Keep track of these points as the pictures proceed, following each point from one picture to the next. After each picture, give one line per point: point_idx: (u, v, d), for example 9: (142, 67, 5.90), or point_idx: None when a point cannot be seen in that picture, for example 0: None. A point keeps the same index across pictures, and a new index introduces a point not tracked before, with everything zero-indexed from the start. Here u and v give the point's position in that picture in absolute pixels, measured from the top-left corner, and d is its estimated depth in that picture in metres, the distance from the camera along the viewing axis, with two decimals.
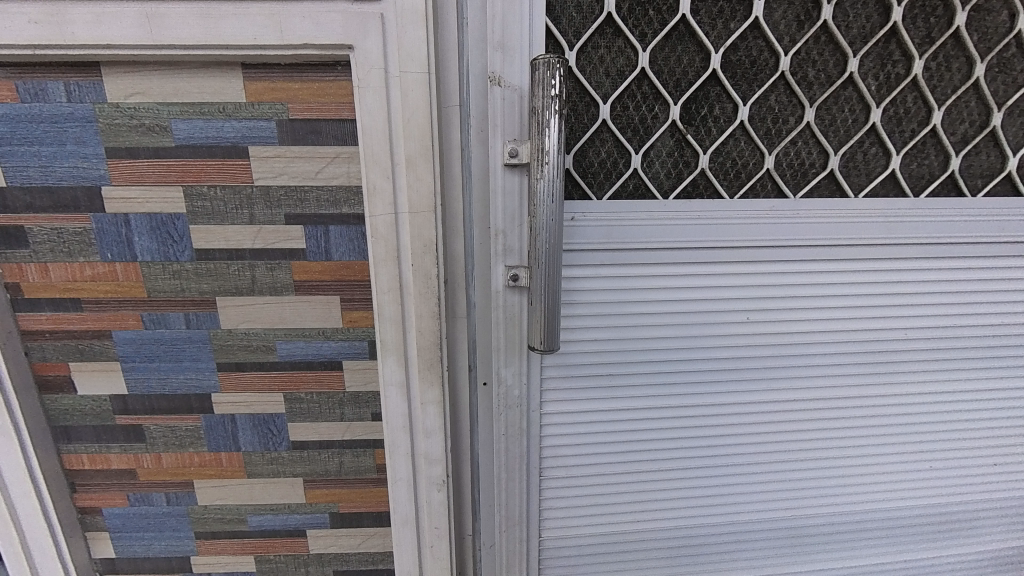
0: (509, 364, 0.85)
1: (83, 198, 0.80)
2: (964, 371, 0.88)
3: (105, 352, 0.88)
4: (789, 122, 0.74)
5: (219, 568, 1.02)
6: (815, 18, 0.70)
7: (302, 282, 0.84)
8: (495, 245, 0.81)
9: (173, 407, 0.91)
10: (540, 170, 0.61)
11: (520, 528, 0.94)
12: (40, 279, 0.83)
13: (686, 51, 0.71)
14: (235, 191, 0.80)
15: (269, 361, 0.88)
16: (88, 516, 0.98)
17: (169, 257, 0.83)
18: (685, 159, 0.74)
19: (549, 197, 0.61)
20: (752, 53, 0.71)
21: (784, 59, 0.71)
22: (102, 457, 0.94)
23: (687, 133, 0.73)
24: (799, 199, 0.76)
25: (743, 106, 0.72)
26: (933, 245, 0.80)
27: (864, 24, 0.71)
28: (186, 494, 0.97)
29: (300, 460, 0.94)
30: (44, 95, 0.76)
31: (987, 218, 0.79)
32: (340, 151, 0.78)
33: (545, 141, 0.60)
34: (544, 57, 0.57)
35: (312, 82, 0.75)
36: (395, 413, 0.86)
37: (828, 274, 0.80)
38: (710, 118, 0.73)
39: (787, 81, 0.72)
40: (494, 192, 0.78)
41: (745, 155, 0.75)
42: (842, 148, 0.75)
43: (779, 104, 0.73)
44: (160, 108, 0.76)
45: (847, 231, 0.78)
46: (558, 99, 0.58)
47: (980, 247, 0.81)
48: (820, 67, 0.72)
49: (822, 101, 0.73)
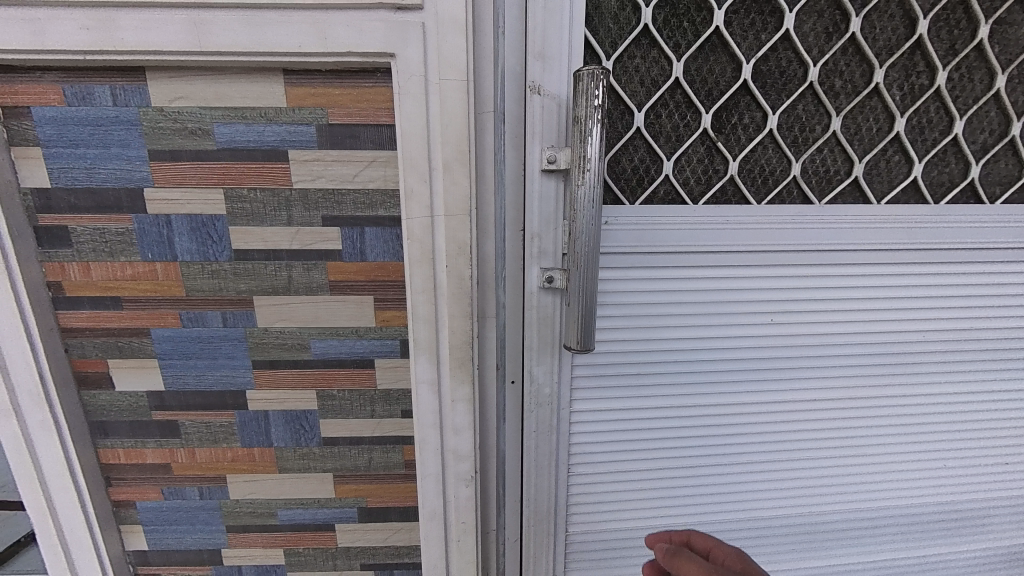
0: (542, 363, 0.89)
1: (126, 200, 0.82)
2: (978, 373, 0.91)
3: (143, 349, 0.90)
4: (815, 131, 0.76)
5: (249, 560, 1.04)
6: (843, 30, 0.73)
7: (337, 282, 0.86)
8: (531, 248, 0.84)
9: (208, 402, 0.93)
10: (581, 177, 0.63)
11: (546, 522, 0.97)
12: (81, 277, 0.86)
13: (717, 61, 0.73)
14: (274, 193, 0.82)
15: (303, 359, 0.91)
16: (122, 509, 1.01)
17: (208, 256, 0.85)
18: (714, 166, 0.77)
19: (589, 203, 0.64)
20: (782, 64, 0.74)
21: (812, 69, 0.73)
22: (137, 451, 0.96)
23: (718, 141, 0.76)
24: (824, 205, 0.78)
25: (772, 114, 0.75)
26: (953, 251, 0.82)
27: (890, 36, 0.73)
28: (218, 488, 0.99)
29: (330, 456, 0.97)
30: (90, 99, 0.78)
31: (1005, 224, 0.81)
32: (377, 155, 0.80)
33: (586, 149, 0.62)
34: (588, 69, 0.59)
35: (351, 88, 0.77)
36: (426, 410, 0.89)
37: (852, 278, 0.83)
38: (741, 128, 0.75)
39: (815, 91, 0.75)
40: (530, 195, 0.82)
41: (773, 162, 0.77)
42: (866, 156, 0.77)
43: (806, 114, 0.76)
44: (204, 112, 0.79)
45: (871, 235, 0.80)
46: (600, 108, 0.60)
47: (997, 252, 0.83)
48: (846, 78, 0.75)
49: (848, 111, 0.76)
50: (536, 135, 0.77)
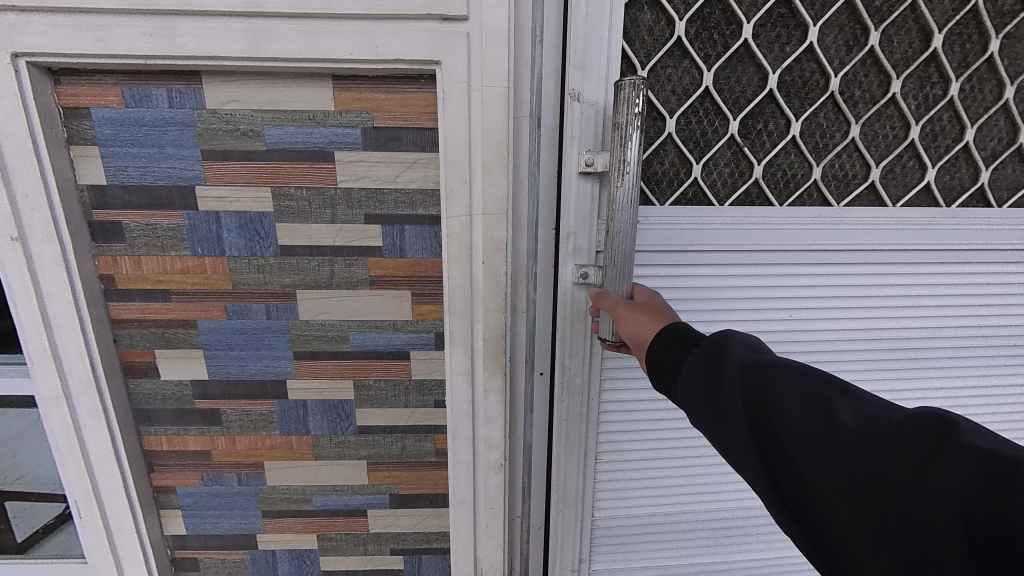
0: (574, 356, 0.93)
1: (178, 197, 0.86)
2: (983, 367, 0.96)
3: (189, 340, 0.94)
4: (834, 137, 0.81)
5: (283, 545, 1.08)
6: (863, 43, 0.77)
7: (377, 278, 0.91)
8: (566, 246, 0.88)
9: (249, 392, 0.97)
10: (619, 179, 0.68)
11: (575, 508, 1.01)
12: (133, 270, 0.90)
13: (745, 71, 0.78)
14: (320, 192, 0.86)
15: (341, 350, 0.95)
16: (162, 495, 1.05)
17: (255, 252, 0.89)
18: (740, 169, 0.82)
19: (627, 203, 0.69)
20: (805, 74, 0.78)
21: (834, 79, 0.78)
22: (179, 438, 1.00)
23: (744, 146, 0.80)
24: (842, 207, 0.83)
25: (795, 121, 0.79)
26: (965, 252, 0.87)
27: (907, 49, 0.78)
28: (256, 475, 1.03)
29: (365, 444, 1.01)
30: (148, 101, 0.82)
31: (1013, 227, 0.86)
32: (419, 156, 0.85)
33: (626, 153, 0.66)
34: (630, 79, 0.64)
35: (396, 93, 0.82)
36: (459, 400, 0.93)
37: (868, 277, 0.87)
38: (765, 133, 0.80)
39: (835, 101, 0.79)
40: (568, 197, 0.86)
41: (795, 166, 0.82)
42: (882, 161, 0.82)
43: (827, 121, 0.80)
44: (255, 114, 0.83)
45: (886, 235, 0.84)
46: (639, 116, 0.65)
47: (1006, 254, 0.88)
48: (865, 88, 0.79)
49: (867, 118, 0.80)
50: (575, 139, 0.81)
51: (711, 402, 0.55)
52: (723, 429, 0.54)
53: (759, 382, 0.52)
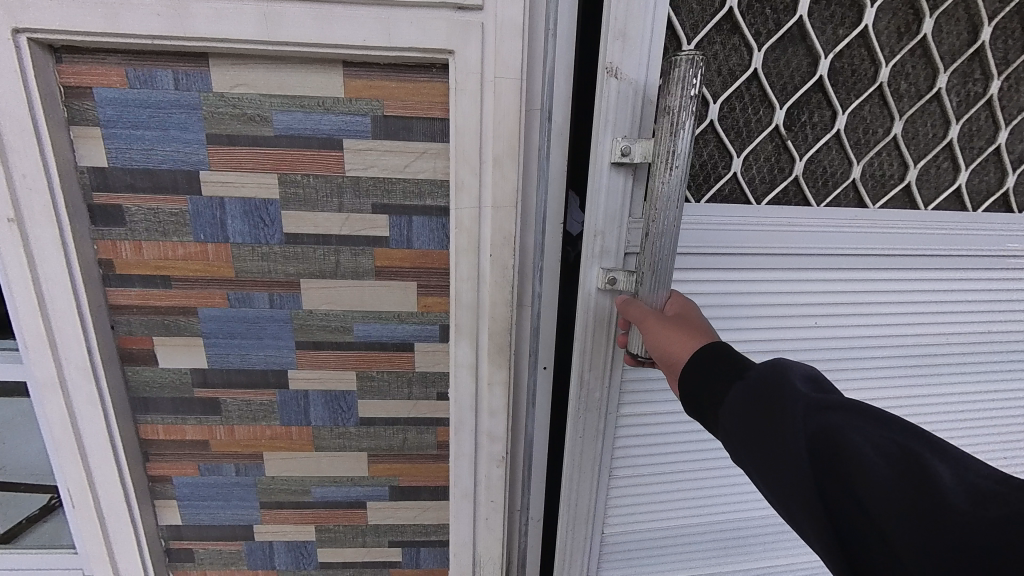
0: (595, 354, 0.92)
1: (182, 182, 0.85)
2: (957, 365, 1.03)
3: (189, 328, 0.92)
4: (877, 134, 0.86)
5: (281, 536, 1.08)
6: (915, 32, 0.81)
7: (383, 268, 0.90)
8: (594, 246, 0.87)
9: (250, 381, 0.96)
10: (666, 172, 0.69)
11: (589, 505, 1.02)
12: (133, 255, 0.88)
13: (796, 54, 0.81)
14: (327, 180, 0.85)
15: (345, 341, 0.94)
16: (158, 485, 1.03)
17: (259, 239, 0.88)
18: (781, 164, 0.86)
19: (671, 196, 0.69)
20: (854, 62, 0.81)
21: (882, 70, 0.81)
22: (177, 428, 0.99)
23: (787, 139, 0.84)
24: (876, 207, 0.89)
25: (841, 114, 0.83)
26: (957, 256, 0.92)
27: (954, 41, 0.82)
28: (255, 465, 1.02)
29: (367, 435, 1.00)
30: (153, 83, 0.80)
31: (1005, 231, 0.92)
32: (429, 147, 0.84)
33: (677, 143, 0.67)
34: (687, 55, 0.61)
35: (408, 82, 0.81)
36: (464, 392, 0.93)
37: (868, 278, 0.91)
38: (811, 126, 0.84)
39: (881, 94, 0.83)
40: (598, 190, 0.84)
41: (835, 163, 0.86)
42: (919, 161, 0.88)
43: (870, 116, 0.85)
44: (264, 100, 0.82)
45: (894, 240, 0.89)
46: (695, 97, 0.64)
47: (991, 259, 0.94)
48: (911, 81, 0.84)
49: (909, 114, 0.85)
50: (611, 124, 0.79)
51: (769, 432, 0.53)
52: (782, 462, 0.51)
53: (825, 417, 0.50)
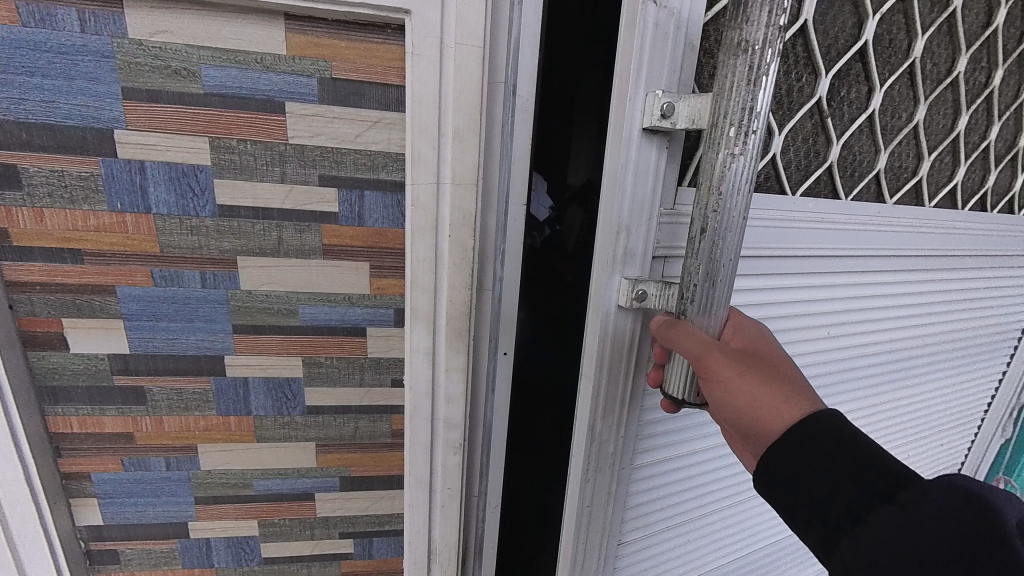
0: (615, 364, 0.84)
1: (92, 141, 0.74)
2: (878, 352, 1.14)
3: (106, 309, 0.82)
4: (902, 118, 0.94)
5: (219, 533, 1.01)
6: (946, 8, 0.90)
7: (331, 246, 0.83)
8: (617, 246, 0.77)
9: (181, 368, 0.87)
10: (741, 138, 0.59)
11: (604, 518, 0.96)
12: (33, 224, 0.76)
13: (841, 14, 0.80)
14: (268, 147, 0.78)
15: (290, 324, 0.87)
16: (74, 482, 0.93)
17: (188, 211, 0.79)
18: (819, 147, 0.87)
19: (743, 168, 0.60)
20: (895, 33, 0.87)
21: (914, 44, 0.88)
22: (95, 419, 0.89)
23: (825, 117, 0.85)
24: (893, 201, 0.98)
25: (876, 91, 0.88)
26: (893, 252, 1.02)
27: (974, 23, 0.95)
28: (188, 459, 0.94)
29: (314, 425, 0.95)
30: (51, 21, 0.68)
31: (936, 226, 1.05)
32: (382, 116, 0.78)
33: (755, 97, 0.57)
34: None
35: (359, 42, 0.74)
36: (420, 378, 0.89)
37: (830, 271, 0.95)
38: (849, 102, 0.87)
39: (910, 73, 0.91)
40: (629, 164, 0.72)
41: (864, 152, 0.92)
42: (931, 151, 1.01)
43: (899, 97, 0.92)
44: (191, 51, 0.72)
45: (882, 233, 0.98)
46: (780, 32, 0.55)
47: (913, 256, 1.06)
48: (935, 61, 0.94)
49: (931, 98, 0.95)
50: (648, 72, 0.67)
51: None
52: None
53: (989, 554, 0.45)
